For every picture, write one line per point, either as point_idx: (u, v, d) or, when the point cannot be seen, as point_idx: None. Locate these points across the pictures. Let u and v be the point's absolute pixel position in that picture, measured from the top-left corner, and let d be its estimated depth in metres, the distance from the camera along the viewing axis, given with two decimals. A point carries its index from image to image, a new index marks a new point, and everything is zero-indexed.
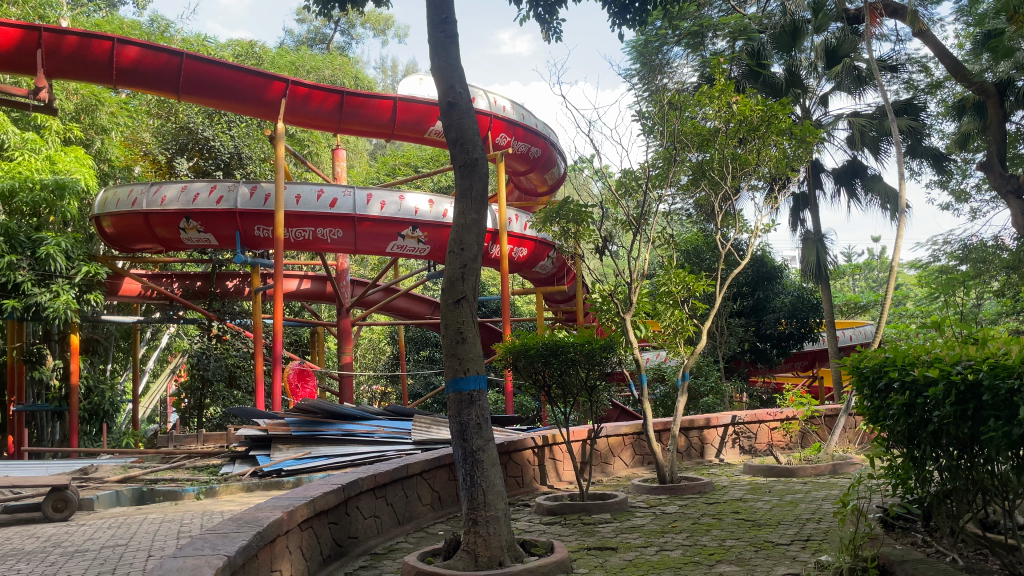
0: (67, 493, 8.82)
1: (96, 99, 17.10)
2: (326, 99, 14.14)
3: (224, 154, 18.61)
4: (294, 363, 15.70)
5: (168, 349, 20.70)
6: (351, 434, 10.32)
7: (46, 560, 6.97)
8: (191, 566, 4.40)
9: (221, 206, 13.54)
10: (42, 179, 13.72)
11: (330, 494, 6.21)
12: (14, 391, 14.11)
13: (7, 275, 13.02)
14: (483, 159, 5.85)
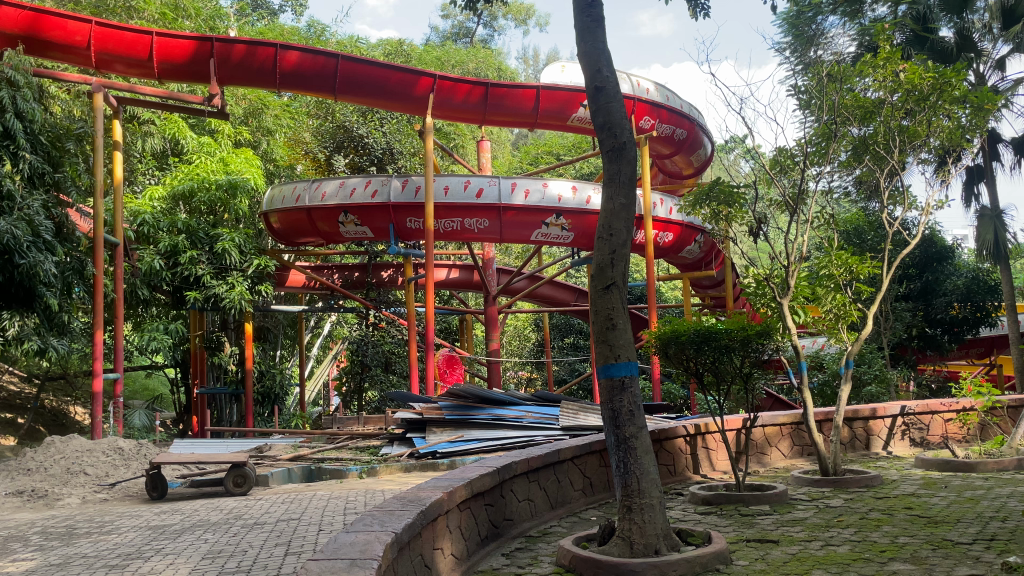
0: (245, 469, 9.49)
1: (261, 103, 18.43)
2: (472, 92, 14.43)
3: (377, 150, 19.32)
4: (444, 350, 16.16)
5: (329, 336, 21.92)
6: (501, 419, 10.52)
7: (230, 531, 7.59)
8: (362, 541, 4.65)
9: (376, 200, 14.13)
10: (216, 180, 14.86)
11: (487, 477, 6.36)
12: (197, 375, 15.59)
13: (189, 269, 14.31)
14: (631, 142, 5.77)
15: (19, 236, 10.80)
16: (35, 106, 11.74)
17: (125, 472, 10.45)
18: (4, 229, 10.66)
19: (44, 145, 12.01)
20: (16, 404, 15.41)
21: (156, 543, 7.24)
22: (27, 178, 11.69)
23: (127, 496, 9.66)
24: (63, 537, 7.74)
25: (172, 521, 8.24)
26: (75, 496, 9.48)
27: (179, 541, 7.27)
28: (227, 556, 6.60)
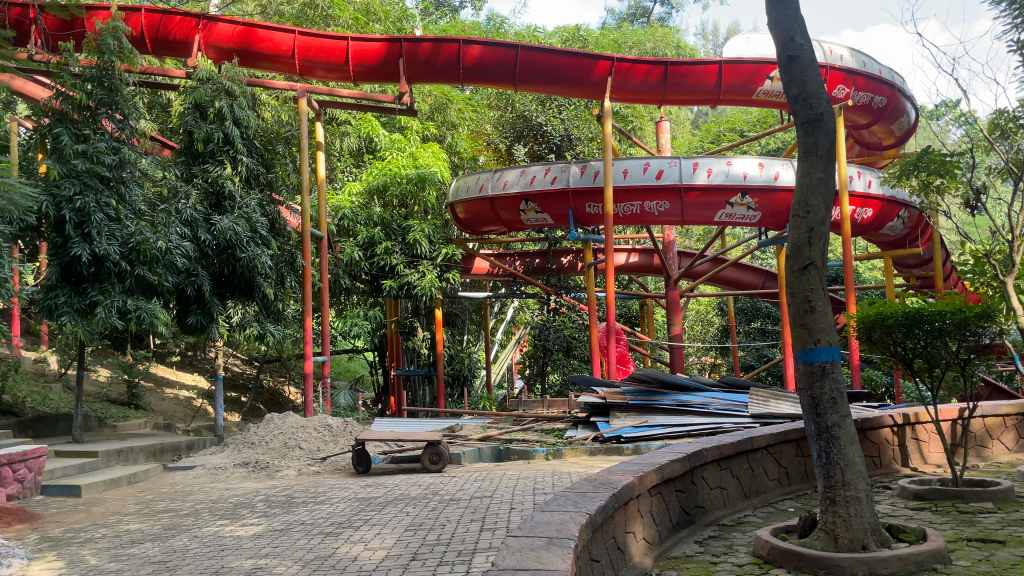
0: (440, 448, 9.98)
1: (446, 99, 19.26)
2: (652, 72, 14.21)
3: (556, 137, 19.49)
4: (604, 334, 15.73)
5: (512, 322, 22.50)
6: (686, 405, 10.45)
7: (429, 505, 8.03)
8: (558, 520, 4.77)
9: (555, 186, 14.29)
10: (407, 174, 15.67)
11: (677, 463, 6.28)
12: (393, 357, 16.46)
13: (385, 260, 15.28)
14: (829, 112, 5.43)
15: (240, 232, 12.33)
16: (249, 113, 12.96)
17: (334, 447, 11.31)
18: (227, 227, 12.24)
19: (258, 148, 13.25)
20: (240, 384, 17.18)
21: (364, 514, 7.80)
22: (244, 179, 12.98)
23: (336, 469, 10.48)
24: (283, 505, 8.54)
25: (377, 494, 8.85)
26: (292, 468, 10.42)
27: (384, 513, 7.78)
28: (428, 529, 7.00)
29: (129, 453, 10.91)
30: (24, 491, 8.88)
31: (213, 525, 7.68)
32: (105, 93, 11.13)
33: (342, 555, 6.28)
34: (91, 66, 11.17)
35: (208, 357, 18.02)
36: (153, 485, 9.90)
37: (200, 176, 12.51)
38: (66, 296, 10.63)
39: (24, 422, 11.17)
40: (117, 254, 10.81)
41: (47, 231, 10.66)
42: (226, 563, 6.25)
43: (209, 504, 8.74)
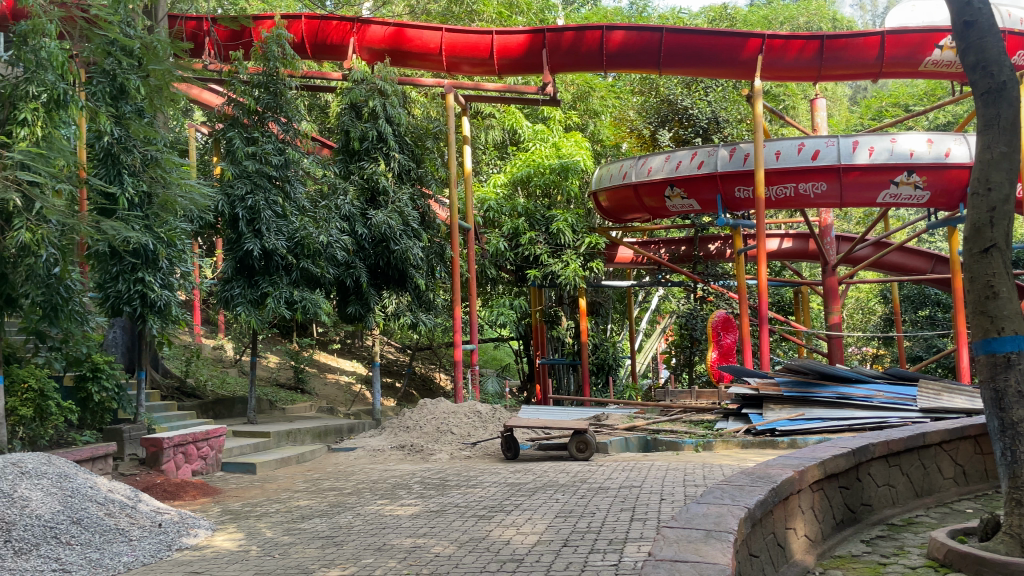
0: (586, 436, 10.00)
1: (587, 87, 19.65)
2: (807, 47, 13.55)
3: (702, 121, 18.95)
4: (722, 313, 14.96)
5: (658, 310, 22.19)
6: (847, 398, 9.91)
7: (578, 493, 8.07)
8: (714, 513, 4.67)
9: (702, 170, 13.93)
10: (550, 164, 15.74)
11: (841, 458, 5.98)
12: (539, 346, 16.63)
13: (529, 250, 15.52)
14: (1013, 81, 4.96)
15: (394, 225, 12.87)
16: (400, 111, 13.47)
17: (483, 433, 11.60)
18: (382, 221, 12.82)
19: (409, 144, 13.77)
20: (394, 370, 17.99)
21: (515, 499, 7.96)
22: (397, 175, 13.53)
23: (486, 455, 10.73)
24: (438, 487, 8.86)
25: (526, 480, 9.00)
26: (444, 452, 10.79)
27: (534, 499, 7.90)
28: (578, 516, 7.05)
29: (297, 434, 11.68)
30: (207, 467, 9.71)
31: (374, 504, 8.08)
32: (271, 98, 11.96)
33: (496, 538, 6.44)
34: (258, 73, 11.97)
35: (365, 345, 18.95)
36: (319, 465, 10.55)
37: (356, 173, 13.15)
38: (240, 288, 11.53)
39: (206, 404, 12.22)
40: (284, 248, 11.61)
41: (222, 228, 11.57)
42: (387, 541, 6.56)
43: (370, 484, 9.21)
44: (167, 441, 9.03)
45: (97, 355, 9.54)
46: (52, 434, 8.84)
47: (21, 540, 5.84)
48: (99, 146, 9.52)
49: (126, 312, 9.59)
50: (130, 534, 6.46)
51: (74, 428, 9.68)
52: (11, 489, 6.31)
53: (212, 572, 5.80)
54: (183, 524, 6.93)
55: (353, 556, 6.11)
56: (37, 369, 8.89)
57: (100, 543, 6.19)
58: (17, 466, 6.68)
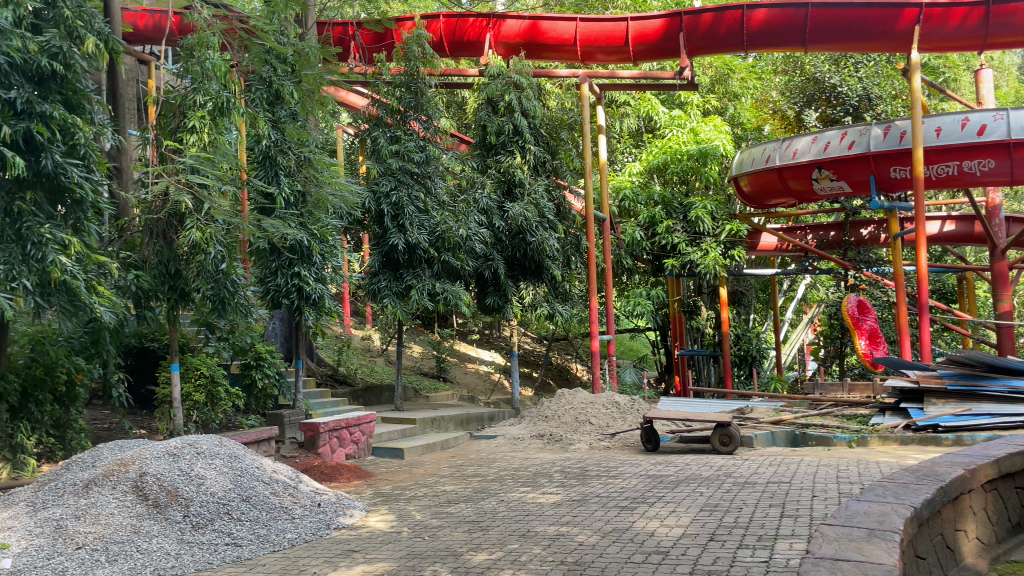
0: (730, 429, 9.74)
1: (727, 69, 19.24)
2: (970, 14, 12.62)
3: (853, 98, 17.95)
4: (852, 300, 14.16)
5: (805, 299, 21.28)
6: (1019, 393, 9.27)
7: (724, 487, 7.88)
8: (877, 512, 4.43)
9: (853, 151, 13.19)
10: (688, 150, 15.51)
11: (1018, 456, 5.52)
12: (677, 337, 16.13)
13: (667, 239, 15.29)
14: None
15: (530, 217, 12.97)
16: (535, 103, 13.62)
17: (622, 423, 11.53)
18: (518, 213, 12.96)
19: (544, 136, 13.89)
20: (532, 361, 18.25)
21: (657, 491, 7.87)
22: (533, 167, 13.67)
23: (626, 445, 10.67)
24: (579, 477, 8.90)
25: (669, 472, 8.88)
26: (584, 442, 10.81)
27: (677, 491, 7.79)
28: (724, 510, 6.88)
29: (441, 421, 12.07)
30: (359, 452, 10.23)
31: (517, 491, 8.23)
32: (412, 97, 12.38)
33: (639, 529, 6.40)
34: (400, 73, 12.43)
35: (503, 336, 19.30)
36: (462, 451, 10.85)
37: (493, 166, 13.42)
38: (387, 280, 12.04)
39: (356, 391, 12.86)
40: (426, 242, 12.00)
41: (369, 224, 12.09)
42: (532, 527, 6.66)
43: (512, 472, 9.38)
44: (323, 426, 9.57)
45: (259, 344, 10.27)
46: (222, 418, 9.56)
47: (198, 515, 6.35)
48: (258, 150, 10.10)
49: (284, 304, 10.23)
50: (293, 512, 6.88)
51: (241, 412, 10.43)
52: (189, 468, 6.81)
53: (368, 550, 6.09)
54: (340, 505, 7.32)
55: (499, 541, 6.25)
56: (208, 357, 9.64)
57: (267, 520, 6.63)
58: (193, 447, 7.23)
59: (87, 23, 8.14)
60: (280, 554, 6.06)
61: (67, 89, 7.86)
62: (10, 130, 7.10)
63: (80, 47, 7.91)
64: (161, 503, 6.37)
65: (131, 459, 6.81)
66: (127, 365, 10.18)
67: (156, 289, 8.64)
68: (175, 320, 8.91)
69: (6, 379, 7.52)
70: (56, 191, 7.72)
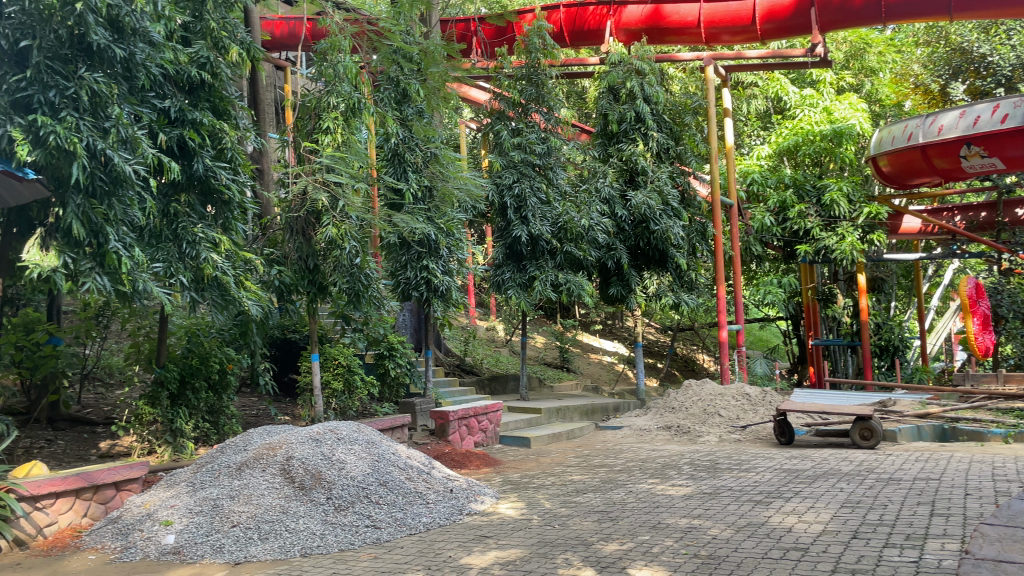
0: (871, 423, 9.23)
1: (863, 43, 18.39)
2: None
3: (1006, 67, 16.63)
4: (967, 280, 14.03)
5: (953, 285, 19.93)
6: None
7: (865, 483, 7.51)
8: None
9: (1006, 125, 12.15)
10: (821, 130, 14.91)
11: None
12: (811, 326, 15.44)
13: (799, 224, 14.75)
14: None
15: (654, 206, 12.76)
16: (658, 89, 13.40)
17: (753, 416, 11.20)
18: (642, 202, 12.79)
19: (667, 122, 13.68)
20: (656, 351, 18.04)
21: (793, 486, 7.60)
22: (656, 154, 13.47)
23: (758, 438, 10.34)
24: (710, 470, 8.72)
25: (805, 466, 8.55)
26: (713, 434, 10.58)
27: (815, 487, 7.49)
28: (867, 508, 6.55)
29: (566, 411, 12.13)
30: (487, 440, 10.45)
31: (645, 483, 8.16)
32: (534, 89, 12.46)
33: (775, 524, 6.20)
34: (521, 66, 12.51)
35: (627, 326, 19.15)
36: (588, 442, 10.87)
37: (615, 155, 13.31)
38: (511, 272, 12.23)
39: (483, 380, 13.13)
40: (549, 233, 12.07)
41: (493, 217, 12.29)
42: (663, 519, 6.59)
43: (640, 463, 9.30)
44: (452, 414, 9.82)
45: (392, 335, 10.67)
46: (358, 406, 10.00)
47: (340, 497, 6.66)
48: (388, 148, 10.45)
49: (414, 297, 10.56)
50: (427, 497, 7.10)
51: (376, 400, 10.86)
52: (331, 452, 7.16)
53: (500, 537, 6.21)
54: (471, 491, 7.50)
55: (630, 532, 6.22)
56: (345, 347, 10.10)
57: (403, 504, 6.87)
58: (334, 432, 7.59)
59: (231, 33, 8.65)
60: (416, 537, 6.28)
61: (214, 97, 8.40)
62: (165, 137, 7.67)
63: (225, 56, 8.45)
64: (306, 486, 6.71)
65: (278, 443, 7.22)
66: (272, 355, 10.80)
67: (296, 283, 9.09)
68: (314, 313, 9.35)
69: (166, 368, 8.10)
70: (206, 193, 8.27)
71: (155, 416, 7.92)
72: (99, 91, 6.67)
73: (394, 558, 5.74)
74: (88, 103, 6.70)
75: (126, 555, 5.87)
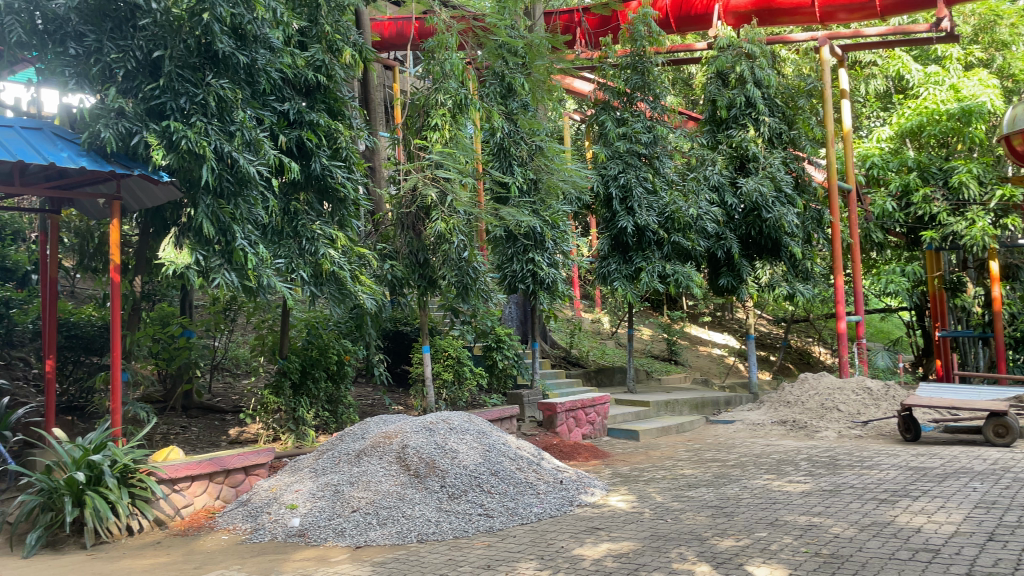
0: (1006, 419, 8.69)
1: (995, 15, 17.15)
2: None
3: None
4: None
5: None
6: None
7: (1001, 483, 7.05)
8: None
9: None
10: (948, 109, 14.02)
11: None
12: (938, 316, 14.46)
13: (923, 209, 14.01)
14: None
15: (766, 193, 12.36)
16: (770, 72, 12.96)
17: (875, 411, 10.71)
18: (753, 189, 12.43)
19: (779, 106, 13.20)
20: (768, 344, 17.55)
21: (921, 485, 7.22)
22: (768, 140, 13.04)
23: (881, 434, 9.87)
24: (829, 466, 8.40)
25: (933, 465, 8.11)
26: (831, 429, 10.18)
27: (945, 486, 7.09)
28: (1004, 509, 6.16)
29: (676, 404, 11.94)
30: (595, 432, 10.43)
31: (760, 479, 7.94)
32: (639, 78, 12.29)
33: (902, 524, 5.92)
34: (627, 55, 12.37)
35: (738, 318, 18.66)
36: (699, 436, 10.67)
37: (724, 142, 12.98)
38: (616, 263, 12.15)
39: (590, 372, 13.12)
40: (656, 223, 11.91)
41: (598, 208, 12.24)
42: (781, 516, 6.40)
43: (754, 458, 9.06)
44: (560, 406, 9.86)
45: (499, 328, 10.81)
46: (468, 397, 10.17)
47: (453, 485, 6.79)
48: (493, 142, 10.55)
49: (521, 289, 10.65)
50: (538, 487, 7.15)
51: (484, 391, 11.02)
52: (444, 442, 7.32)
53: (612, 529, 6.19)
54: (581, 483, 7.52)
55: (746, 528, 6.07)
56: (454, 340, 10.30)
57: (514, 494, 6.95)
58: (446, 422, 7.76)
59: (345, 36, 8.95)
60: (528, 527, 6.35)
61: (329, 98, 8.72)
62: (285, 138, 8.03)
63: (339, 58, 8.75)
64: (421, 474, 6.88)
65: (394, 432, 7.44)
66: (385, 347, 11.15)
67: (407, 277, 9.33)
68: (425, 306, 9.57)
69: (288, 359, 8.51)
70: (323, 191, 8.60)
71: (278, 405, 8.29)
72: (225, 96, 7.06)
73: (507, 547, 5.82)
74: (215, 108, 7.07)
75: (256, 536, 6.21)
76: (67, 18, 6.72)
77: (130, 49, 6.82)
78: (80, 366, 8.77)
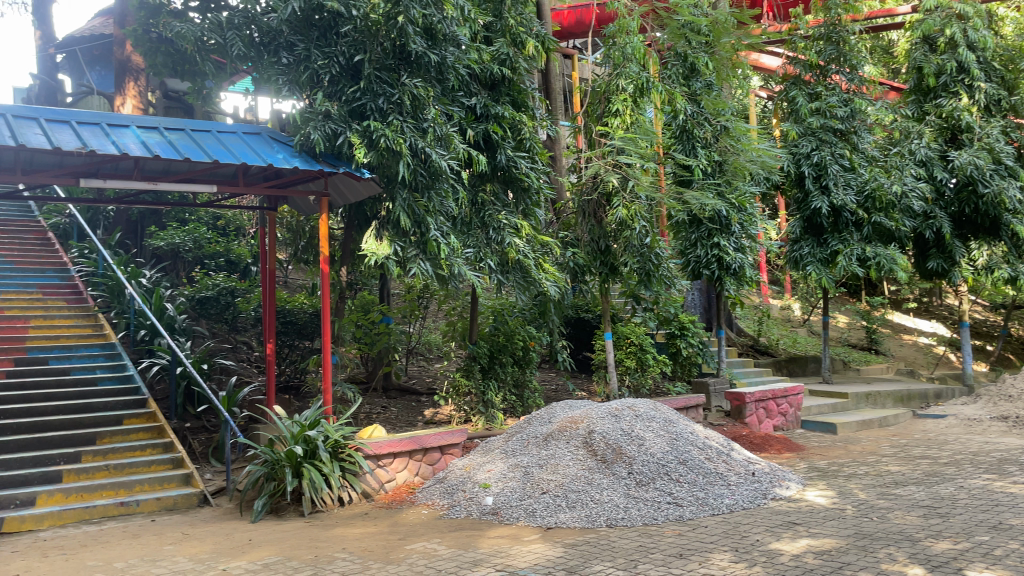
0: None
1: None
2: None
3: None
4: None
5: None
6: None
7: None
8: None
9: None
10: None
11: None
12: None
13: None
14: None
15: (983, 165, 11.24)
16: (986, 33, 11.72)
17: None
18: (967, 161, 11.33)
19: (998, 69, 11.93)
20: (984, 332, 15.98)
21: None
22: (984, 108, 11.82)
23: None
24: None
25: None
26: None
27: None
28: None
29: (877, 397, 11.17)
30: (788, 424, 9.99)
31: (980, 478, 7.25)
32: (833, 48, 11.53)
33: None
34: (820, 25, 11.66)
35: (947, 304, 17.12)
36: (904, 430, 9.92)
37: (932, 112, 11.95)
38: (809, 247, 11.60)
39: (780, 361, 12.58)
40: (854, 203, 11.16)
41: (789, 189, 11.70)
42: (1005, 520, 5.82)
43: (970, 456, 8.29)
44: (749, 396, 9.54)
45: (683, 315, 10.64)
46: (652, 383, 10.08)
47: (641, 472, 6.76)
48: (676, 125, 10.36)
49: (705, 275, 10.38)
50: (728, 478, 6.96)
51: (668, 379, 10.89)
52: (630, 428, 7.31)
53: (811, 524, 5.92)
54: (774, 476, 7.24)
55: (965, 531, 5.58)
56: (637, 326, 10.23)
57: (704, 483, 6.80)
58: (632, 410, 7.74)
59: (528, 28, 9.12)
60: (720, 518, 6.21)
61: (514, 90, 8.91)
62: (473, 132, 8.33)
63: (523, 51, 8.93)
64: (608, 459, 6.92)
65: (580, 417, 7.53)
66: (568, 333, 11.29)
67: (589, 264, 9.39)
68: (607, 293, 9.58)
69: (478, 345, 8.88)
70: (508, 181, 8.85)
71: (469, 388, 8.63)
72: (418, 94, 7.42)
73: (699, 537, 5.73)
74: (410, 106, 7.46)
75: (453, 512, 6.52)
76: (279, 30, 7.33)
77: (334, 55, 7.32)
78: (294, 349, 9.63)
